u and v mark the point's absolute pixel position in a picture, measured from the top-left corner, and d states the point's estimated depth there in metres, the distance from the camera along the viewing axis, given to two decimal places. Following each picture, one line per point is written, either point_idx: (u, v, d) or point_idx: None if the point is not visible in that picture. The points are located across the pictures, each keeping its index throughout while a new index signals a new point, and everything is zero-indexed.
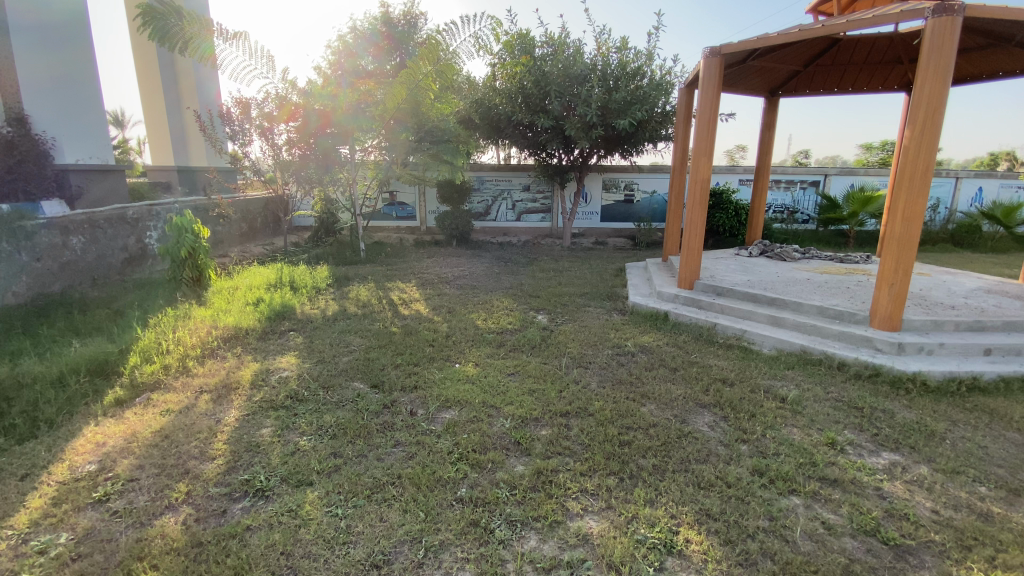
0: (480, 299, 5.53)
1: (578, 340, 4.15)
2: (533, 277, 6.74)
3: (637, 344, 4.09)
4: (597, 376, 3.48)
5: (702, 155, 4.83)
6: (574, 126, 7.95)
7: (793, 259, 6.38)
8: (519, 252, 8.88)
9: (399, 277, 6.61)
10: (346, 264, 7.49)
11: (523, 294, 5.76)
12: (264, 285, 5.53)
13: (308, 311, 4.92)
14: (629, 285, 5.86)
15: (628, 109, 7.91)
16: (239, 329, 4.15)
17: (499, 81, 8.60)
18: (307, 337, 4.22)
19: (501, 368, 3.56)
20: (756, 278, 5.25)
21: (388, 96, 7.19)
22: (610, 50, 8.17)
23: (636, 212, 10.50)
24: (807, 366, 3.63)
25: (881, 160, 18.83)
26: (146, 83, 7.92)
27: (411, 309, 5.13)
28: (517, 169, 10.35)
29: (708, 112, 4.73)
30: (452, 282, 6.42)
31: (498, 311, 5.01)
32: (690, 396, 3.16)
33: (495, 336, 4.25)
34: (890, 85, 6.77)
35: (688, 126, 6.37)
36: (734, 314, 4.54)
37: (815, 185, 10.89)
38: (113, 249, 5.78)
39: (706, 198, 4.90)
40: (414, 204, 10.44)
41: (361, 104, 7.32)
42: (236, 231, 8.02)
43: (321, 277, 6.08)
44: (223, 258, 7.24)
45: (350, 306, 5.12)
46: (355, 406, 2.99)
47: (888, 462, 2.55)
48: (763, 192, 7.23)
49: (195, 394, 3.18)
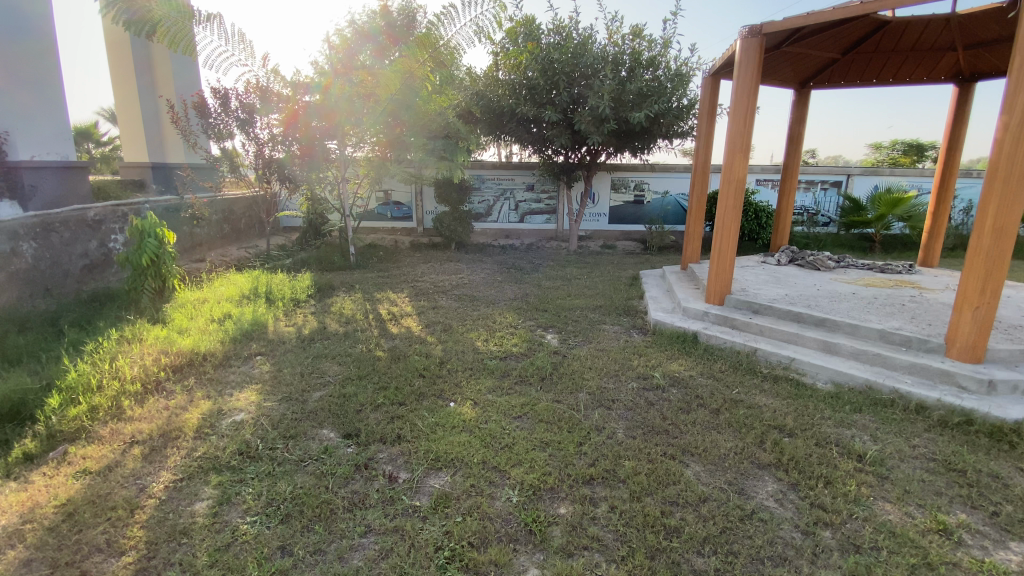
0: (481, 314, 4.89)
1: (595, 369, 3.51)
2: (539, 286, 6.10)
3: (665, 374, 3.45)
4: (622, 420, 2.84)
5: (736, 152, 4.18)
6: (584, 120, 7.34)
7: (828, 268, 5.75)
8: (523, 257, 8.24)
9: (391, 286, 5.98)
10: (334, 270, 6.86)
11: (528, 308, 5.12)
12: (235, 298, 4.90)
13: (281, 329, 4.27)
14: (648, 297, 5.22)
15: (642, 102, 7.28)
16: (195, 356, 3.50)
17: (502, 73, 7.94)
18: (277, 364, 3.57)
19: (505, 408, 2.92)
20: (794, 292, 4.61)
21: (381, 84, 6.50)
22: (623, 38, 7.53)
23: (646, 213, 9.87)
24: (877, 410, 2.99)
25: (891, 160, 18.25)
26: (118, 73, 7.27)
27: (402, 326, 4.49)
28: (520, 167, 9.70)
29: (743, 102, 4.10)
30: (450, 292, 5.77)
31: (502, 330, 4.37)
32: (743, 452, 2.53)
33: (498, 362, 3.61)
34: (936, 75, 6.17)
35: (712, 120, 5.72)
36: (775, 337, 3.90)
37: (837, 185, 10.25)
38: (70, 255, 5.13)
39: (740, 200, 4.25)
40: (410, 204, 9.80)
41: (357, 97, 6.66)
42: (215, 233, 7.39)
43: (302, 287, 5.44)
44: (198, 263, 6.61)
45: (332, 323, 4.48)
46: (319, 468, 2.36)
47: (1022, 558, 1.92)
48: (792, 192, 6.59)
49: (124, 447, 2.53)
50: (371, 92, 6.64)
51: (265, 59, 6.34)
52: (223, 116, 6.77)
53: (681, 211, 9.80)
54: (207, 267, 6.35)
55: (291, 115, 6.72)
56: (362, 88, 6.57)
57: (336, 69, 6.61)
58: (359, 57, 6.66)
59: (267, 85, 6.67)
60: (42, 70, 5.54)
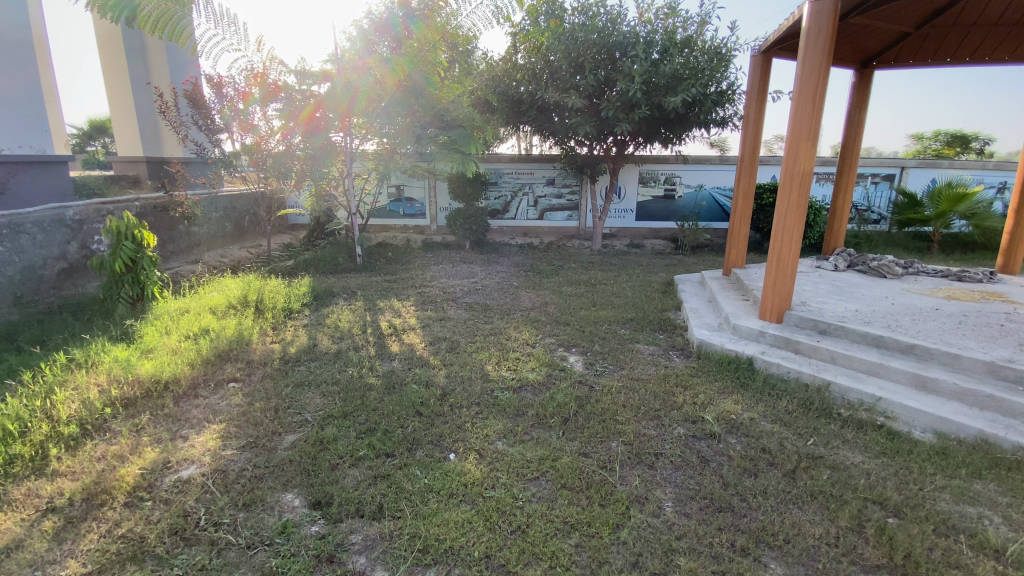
0: (494, 328, 4.28)
1: (630, 406, 2.87)
2: (560, 293, 5.46)
3: (718, 417, 2.80)
4: (670, 487, 2.20)
5: (801, 138, 3.48)
6: (612, 106, 6.62)
7: (896, 276, 4.97)
8: (542, 258, 7.59)
9: (396, 292, 5.41)
10: (337, 273, 6.32)
11: (548, 321, 4.49)
12: (220, 307, 4.38)
13: (265, 346, 3.73)
14: (688, 310, 4.54)
15: (677, 87, 6.54)
16: (154, 386, 2.99)
17: (521, 58, 7.30)
18: (250, 393, 3.03)
19: (518, 467, 2.29)
20: (864, 308, 3.88)
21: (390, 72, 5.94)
22: (655, 15, 6.85)
23: (677, 210, 9.12)
24: (1002, 475, 2.28)
25: (936, 151, 17.01)
26: (109, 62, 6.82)
27: (404, 342, 3.89)
28: (540, 160, 9.04)
29: (812, 78, 3.41)
30: (460, 300, 5.17)
31: (518, 350, 3.75)
32: (839, 546, 1.87)
33: (512, 395, 2.98)
34: (1019, 55, 5.31)
35: (762, 104, 4.99)
36: (850, 366, 3.21)
37: (890, 179, 9.33)
38: (46, 259, 4.69)
39: (806, 196, 3.55)
40: (423, 200, 9.23)
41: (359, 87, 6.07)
42: (214, 232, 6.95)
43: (297, 294, 4.90)
44: (191, 265, 6.15)
45: (323, 339, 3.91)
46: (270, 560, 1.78)
47: None
48: (849, 187, 5.82)
49: (31, 518, 2.01)
50: (390, 89, 6.12)
51: (260, 42, 5.78)
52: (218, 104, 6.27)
53: (716, 207, 9.02)
54: (200, 269, 5.89)
55: (314, 108, 6.18)
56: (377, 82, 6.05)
57: (353, 66, 6.11)
58: (376, 48, 6.08)
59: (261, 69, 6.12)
60: (19, 56, 5.18)
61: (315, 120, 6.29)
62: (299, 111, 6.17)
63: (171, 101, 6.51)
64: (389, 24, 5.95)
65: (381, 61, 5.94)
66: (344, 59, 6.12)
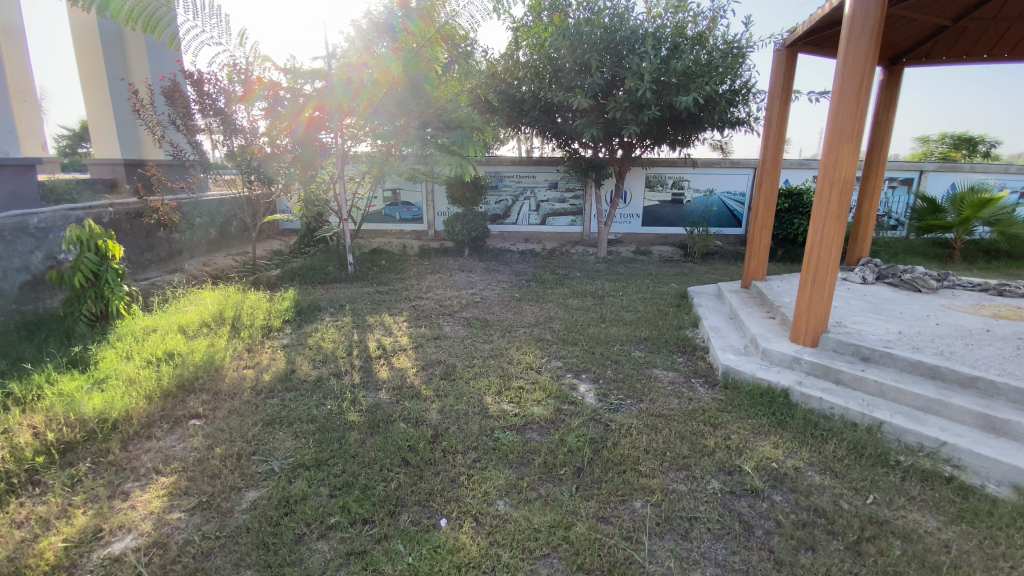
0: (494, 349, 3.86)
1: (653, 452, 2.45)
2: (566, 307, 5.05)
3: (758, 467, 2.38)
4: (710, 568, 1.80)
5: (842, 140, 3.10)
6: (620, 105, 6.19)
7: (931, 290, 4.58)
8: (545, 266, 7.19)
9: (388, 305, 4.99)
10: (326, 284, 5.91)
11: (554, 340, 4.07)
12: (191, 326, 3.97)
13: (236, 372, 3.32)
14: (707, 328, 4.13)
15: (689, 85, 6.10)
16: (100, 426, 2.57)
17: (523, 55, 6.89)
18: (212, 435, 2.62)
19: (523, 540, 1.88)
20: (908, 331, 3.48)
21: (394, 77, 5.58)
22: (665, 10, 6.45)
23: (685, 215, 8.73)
24: None
25: (938, 153, 16.72)
26: (83, 56, 6.40)
27: (393, 367, 3.47)
28: (543, 163, 8.63)
29: (856, 72, 3.02)
30: (457, 315, 4.76)
31: (522, 377, 3.33)
32: None
33: (514, 437, 2.56)
34: None
35: (786, 103, 4.60)
36: (903, 402, 2.81)
37: (907, 183, 8.94)
38: (6, 271, 4.27)
39: (846, 205, 3.17)
40: (420, 204, 8.82)
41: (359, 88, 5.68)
42: (196, 238, 6.56)
43: (279, 309, 4.49)
44: (170, 275, 5.73)
45: (302, 364, 3.49)
46: None
47: None
48: (877, 193, 5.43)
49: None
50: (395, 88, 5.72)
51: (245, 37, 5.39)
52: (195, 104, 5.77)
53: (726, 212, 8.67)
54: (178, 280, 5.47)
55: (316, 108, 5.78)
56: (381, 87, 5.67)
57: (354, 66, 5.64)
58: (375, 49, 5.53)
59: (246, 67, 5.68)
60: None
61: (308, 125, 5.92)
62: (287, 109, 5.83)
63: (147, 99, 6.10)
64: (385, 27, 5.45)
65: (383, 60, 5.48)
66: (348, 61, 5.69)
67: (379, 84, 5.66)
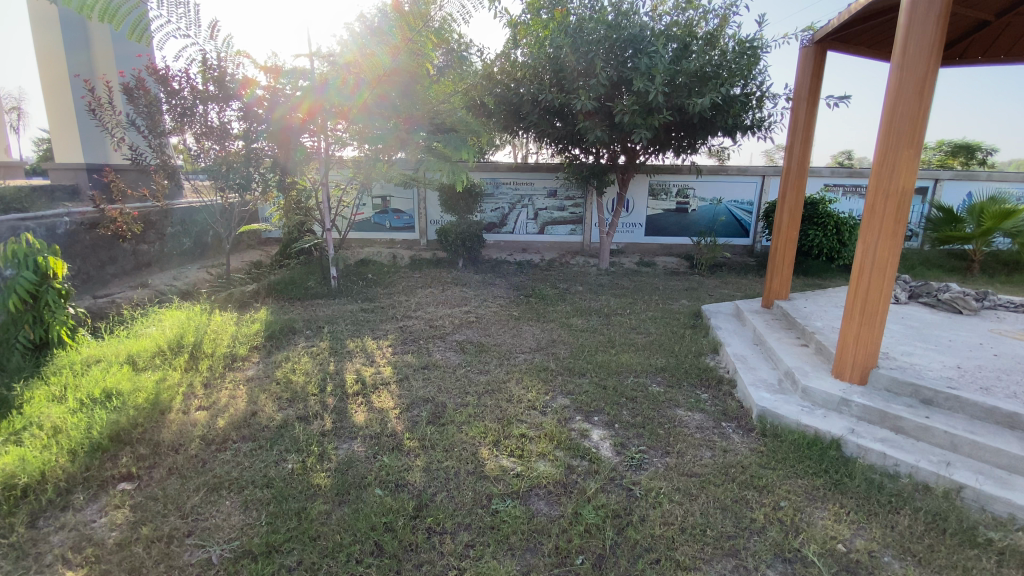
0: (491, 381, 3.36)
1: (690, 532, 1.97)
2: (569, 328, 4.56)
3: (822, 552, 1.90)
4: None
5: (900, 145, 2.67)
6: (625, 109, 5.67)
7: (974, 312, 4.14)
8: (544, 280, 6.71)
9: (372, 326, 4.48)
10: (306, 301, 5.39)
11: (559, 369, 3.58)
12: (142, 354, 3.47)
13: (185, 416, 2.82)
14: (730, 357, 3.65)
15: (703, 89, 5.65)
16: (4, 496, 2.12)
17: (521, 56, 6.40)
18: (141, 506, 2.12)
19: None
20: (968, 365, 3.03)
21: (393, 80, 5.25)
22: (675, 6, 6.00)
23: (691, 224, 8.29)
24: None
25: (939, 160, 16.43)
26: (42, 52, 5.92)
27: (372, 408, 2.96)
28: (541, 169, 8.17)
29: (919, 67, 2.59)
30: (449, 339, 4.25)
31: (523, 421, 2.84)
32: None
33: (517, 510, 2.07)
34: None
35: (813, 107, 4.17)
36: (982, 459, 2.35)
37: (922, 192, 8.55)
38: None
39: (903, 220, 2.72)
40: (412, 212, 8.34)
41: (347, 91, 5.25)
42: (165, 249, 6.04)
43: (247, 332, 3.99)
44: (132, 290, 5.19)
45: (266, 405, 2.97)
46: None
47: None
48: None
49: None
50: (389, 92, 5.31)
51: (214, 29, 4.75)
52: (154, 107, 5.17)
53: (734, 222, 8.27)
54: (139, 298, 4.94)
55: (309, 110, 5.30)
56: (375, 87, 5.24)
57: (351, 68, 5.18)
58: (366, 50, 5.07)
59: (217, 64, 5.12)
60: None
61: (293, 130, 5.44)
62: (267, 111, 5.33)
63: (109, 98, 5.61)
64: (379, 30, 5.00)
65: (379, 63, 5.12)
66: (343, 63, 5.19)
67: (378, 87, 5.25)
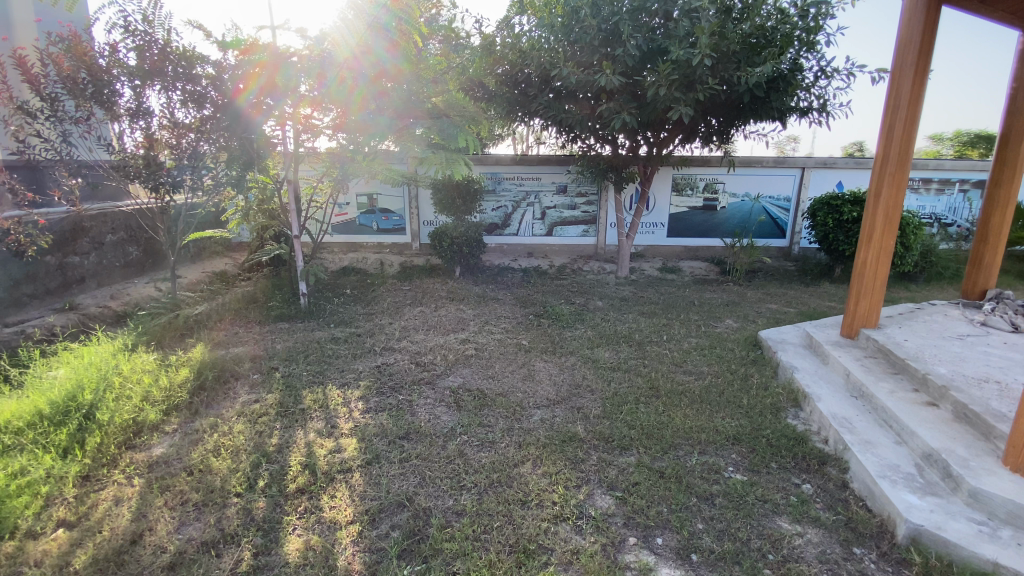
0: (496, 464, 2.34)
1: None
2: (596, 366, 3.54)
3: None
4: None
5: None
6: (661, 80, 4.59)
7: None
8: (556, 292, 5.70)
9: (340, 367, 3.47)
10: (267, 326, 4.39)
11: (591, 440, 2.56)
12: (5, 425, 2.48)
13: (28, 546, 1.84)
14: (826, 420, 2.65)
15: (756, 57, 4.60)
16: None
17: (526, 25, 5.37)
18: None
19: None
20: None
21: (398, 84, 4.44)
22: None
23: (718, 223, 7.28)
24: None
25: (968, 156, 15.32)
26: None
27: (318, 524, 1.96)
28: (549, 161, 7.13)
29: None
30: (440, 385, 3.25)
31: (551, 550, 1.84)
32: None
33: None
34: None
35: (921, 80, 3.14)
36: None
37: None
38: None
39: None
40: (402, 211, 7.32)
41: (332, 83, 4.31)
42: (104, 261, 5.04)
43: (168, 382, 2.99)
44: (49, 314, 4.18)
45: (160, 519, 1.97)
46: None
47: None
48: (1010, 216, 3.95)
49: None
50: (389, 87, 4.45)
51: None
52: (58, 87, 4.03)
53: (771, 222, 7.26)
54: (53, 326, 3.92)
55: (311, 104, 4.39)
56: (371, 82, 4.39)
57: (347, 61, 4.23)
58: (365, 45, 4.21)
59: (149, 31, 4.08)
60: None
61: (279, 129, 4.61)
62: (261, 116, 4.40)
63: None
64: (376, 24, 4.14)
65: (377, 59, 4.29)
66: (337, 58, 4.23)
67: (381, 75, 4.38)
